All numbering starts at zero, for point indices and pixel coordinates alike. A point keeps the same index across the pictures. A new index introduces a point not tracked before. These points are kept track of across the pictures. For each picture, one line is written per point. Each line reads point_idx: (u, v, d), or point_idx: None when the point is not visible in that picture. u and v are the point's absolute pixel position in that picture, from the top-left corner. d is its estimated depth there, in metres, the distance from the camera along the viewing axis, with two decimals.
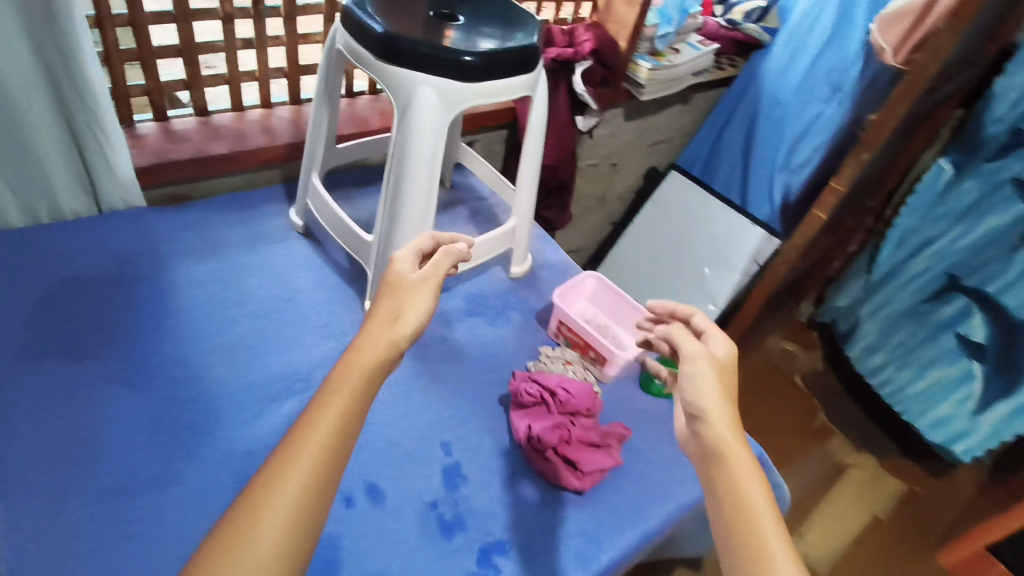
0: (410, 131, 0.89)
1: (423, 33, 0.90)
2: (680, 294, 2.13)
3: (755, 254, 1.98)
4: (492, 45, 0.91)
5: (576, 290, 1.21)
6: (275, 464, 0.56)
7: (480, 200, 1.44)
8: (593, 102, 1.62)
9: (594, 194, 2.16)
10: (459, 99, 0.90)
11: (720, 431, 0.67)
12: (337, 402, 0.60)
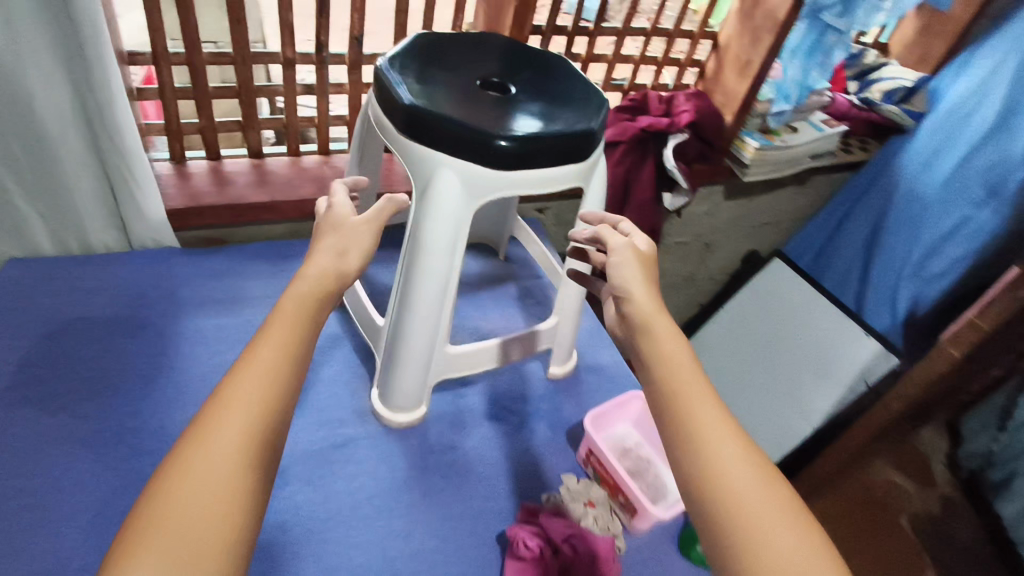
0: (425, 219, 0.76)
1: (458, 106, 0.77)
2: (769, 402, 1.85)
3: (866, 371, 1.66)
4: (536, 127, 0.77)
5: (617, 410, 1.03)
6: (205, 416, 0.53)
7: (533, 279, 1.29)
8: (685, 180, 1.44)
9: (681, 273, 1.93)
10: (490, 187, 0.76)
11: (644, 306, 0.70)
12: (271, 350, 0.58)
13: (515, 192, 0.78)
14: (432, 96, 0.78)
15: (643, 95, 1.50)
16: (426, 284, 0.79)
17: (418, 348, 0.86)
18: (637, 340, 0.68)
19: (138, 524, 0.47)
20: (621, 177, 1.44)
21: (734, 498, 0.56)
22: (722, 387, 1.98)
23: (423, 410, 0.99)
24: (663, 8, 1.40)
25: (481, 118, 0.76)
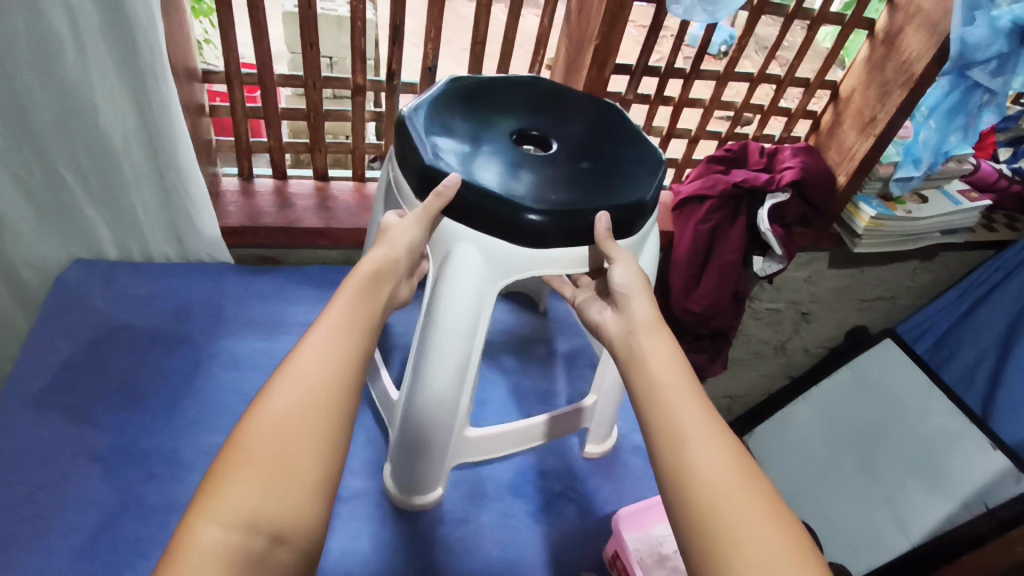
0: (441, 292, 0.73)
1: (488, 169, 0.75)
2: (860, 503, 1.60)
3: (985, 492, 1.40)
4: (576, 198, 0.75)
5: (656, 508, 0.90)
6: (291, 358, 0.54)
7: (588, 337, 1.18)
8: (780, 247, 1.27)
9: (769, 342, 1.72)
10: (513, 265, 0.74)
11: (640, 308, 0.68)
12: (348, 309, 0.59)
13: (540, 271, 0.76)
14: (459, 154, 0.76)
15: (742, 146, 1.34)
16: (447, 357, 0.74)
17: (429, 433, 0.78)
18: (637, 348, 0.65)
19: (234, 450, 0.48)
20: (703, 239, 1.26)
21: (719, 517, 0.51)
22: (806, 476, 1.74)
23: (439, 493, 0.88)
24: (774, 53, 1.25)
25: (515, 185, 0.74)
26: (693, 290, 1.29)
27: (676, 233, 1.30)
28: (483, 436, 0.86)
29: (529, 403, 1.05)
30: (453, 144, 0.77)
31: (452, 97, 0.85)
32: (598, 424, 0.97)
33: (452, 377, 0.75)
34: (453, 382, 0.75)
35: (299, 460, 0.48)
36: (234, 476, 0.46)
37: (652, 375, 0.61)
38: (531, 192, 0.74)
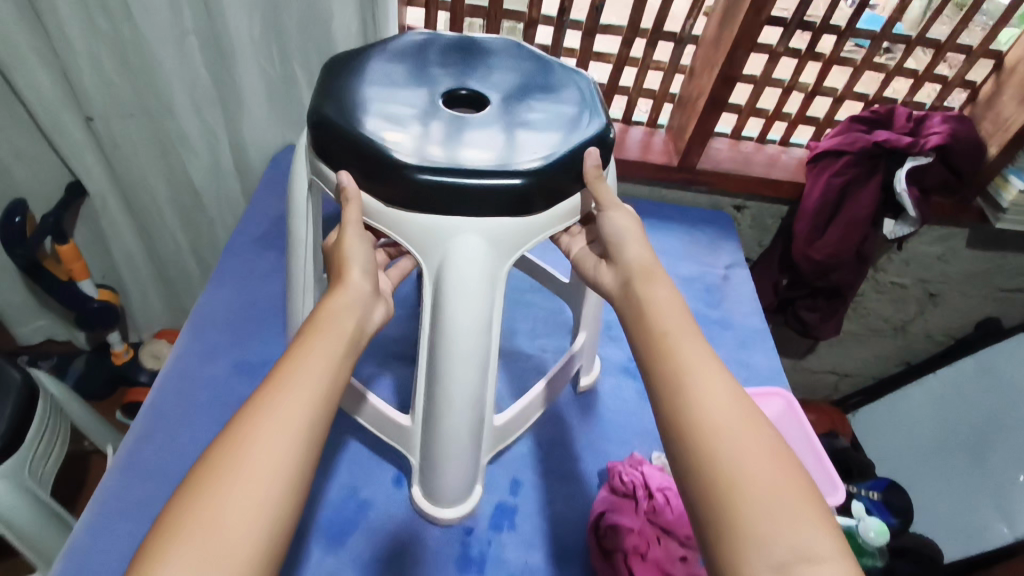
0: (449, 282, 0.74)
1: (449, 150, 0.75)
2: (965, 491, 1.57)
3: None
4: (541, 152, 0.77)
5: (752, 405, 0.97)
6: (247, 421, 0.54)
7: (707, 264, 1.27)
8: (914, 209, 1.28)
9: (890, 320, 1.71)
10: (513, 237, 0.77)
11: (637, 259, 0.73)
12: (311, 366, 0.60)
13: (533, 242, 0.79)
14: (427, 147, 0.75)
15: (890, 109, 1.36)
16: (463, 348, 0.75)
17: (457, 432, 0.79)
18: (640, 296, 0.69)
19: (177, 524, 0.47)
20: (833, 192, 1.31)
21: (710, 436, 0.56)
22: (911, 458, 1.72)
23: (479, 493, 0.88)
24: (934, 17, 1.25)
25: (479, 159, 0.75)
26: (815, 241, 1.34)
27: (808, 185, 1.35)
28: (512, 417, 0.88)
29: None
30: (409, 134, 0.77)
31: (360, 80, 0.84)
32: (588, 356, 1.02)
33: (473, 367, 0.76)
34: (476, 372, 0.77)
35: (239, 530, 0.48)
36: (170, 548, 0.46)
37: (651, 313, 0.67)
38: (517, 153, 0.76)
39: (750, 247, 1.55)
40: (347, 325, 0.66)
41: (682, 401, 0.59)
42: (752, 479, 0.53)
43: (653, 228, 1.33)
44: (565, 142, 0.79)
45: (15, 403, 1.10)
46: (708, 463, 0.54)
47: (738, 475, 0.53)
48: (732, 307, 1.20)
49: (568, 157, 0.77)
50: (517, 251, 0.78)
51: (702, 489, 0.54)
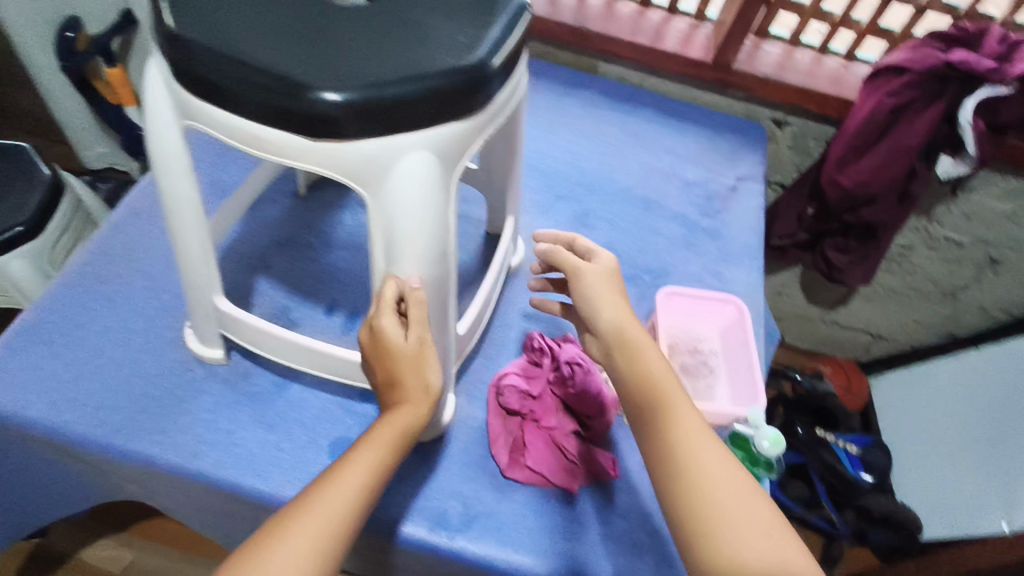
0: (398, 227, 0.53)
1: (352, 55, 0.51)
2: (975, 473, 1.43)
3: None
4: (478, 40, 0.55)
5: (698, 304, 0.92)
6: (264, 544, 0.47)
7: (718, 171, 1.18)
8: (973, 146, 1.12)
9: (938, 282, 1.54)
10: (476, 132, 0.56)
11: (608, 328, 0.65)
12: (337, 493, 0.50)
13: (497, 124, 0.59)
14: (331, 67, 0.50)
15: (982, 27, 1.14)
16: (417, 292, 0.57)
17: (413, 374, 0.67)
18: (614, 344, 0.64)
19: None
20: (883, 114, 1.14)
21: (699, 488, 0.54)
22: (925, 432, 1.57)
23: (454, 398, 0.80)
24: None
25: (410, 58, 0.52)
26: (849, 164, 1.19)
27: (859, 103, 1.18)
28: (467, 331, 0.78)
29: (632, 205, 1.10)
30: (294, 49, 0.51)
31: None
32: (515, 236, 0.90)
33: (431, 302, 0.59)
34: (441, 302, 0.61)
35: None
36: None
37: (644, 361, 0.62)
38: (453, 50, 0.53)
39: (786, 170, 1.40)
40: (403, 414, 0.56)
41: (669, 451, 0.56)
42: (742, 545, 0.50)
43: (672, 128, 1.23)
44: (503, 26, 0.56)
45: (41, 194, 1.21)
46: (694, 530, 0.52)
47: (725, 542, 0.51)
48: (730, 219, 1.11)
49: (507, 37, 0.56)
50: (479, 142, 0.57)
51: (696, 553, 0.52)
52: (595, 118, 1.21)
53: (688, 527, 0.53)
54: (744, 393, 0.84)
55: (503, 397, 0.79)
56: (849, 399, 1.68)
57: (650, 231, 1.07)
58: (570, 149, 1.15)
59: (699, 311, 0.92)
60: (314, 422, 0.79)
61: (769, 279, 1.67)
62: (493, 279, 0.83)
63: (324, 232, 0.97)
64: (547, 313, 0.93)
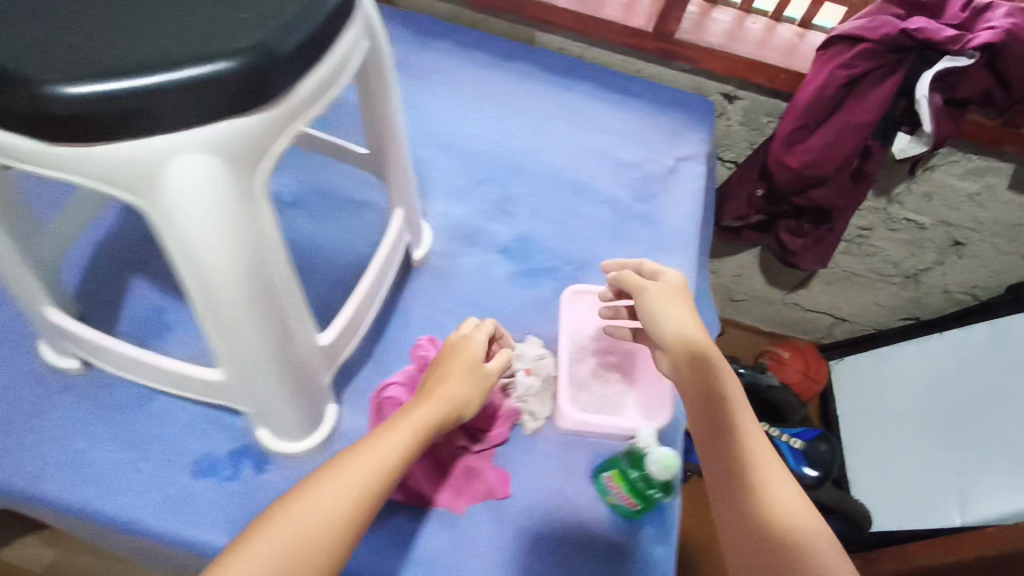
0: (194, 247, 0.46)
1: (113, 55, 0.45)
2: (927, 464, 1.39)
3: None
4: (271, 20, 0.48)
5: None
6: (305, 489, 0.52)
7: (655, 152, 1.07)
8: (931, 124, 1.01)
9: (899, 265, 1.47)
10: (275, 128, 0.49)
11: (694, 347, 0.67)
12: (373, 452, 0.56)
13: (308, 116, 0.53)
14: (80, 60, 0.44)
15: None
16: (230, 307, 0.52)
17: (263, 386, 0.62)
18: (691, 360, 0.66)
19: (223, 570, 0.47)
20: (835, 91, 1.03)
21: (764, 489, 0.57)
22: (879, 419, 1.53)
23: (334, 410, 0.77)
24: None
25: (180, 45, 0.45)
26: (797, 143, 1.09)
27: (810, 77, 1.06)
28: (337, 335, 0.69)
29: (559, 188, 1.00)
30: (45, 42, 0.45)
31: None
32: (413, 229, 0.84)
33: (255, 319, 0.54)
34: (270, 319, 0.55)
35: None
36: None
37: (721, 380, 0.64)
38: (235, 34, 0.47)
39: (738, 147, 1.30)
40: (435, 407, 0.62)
41: (732, 455, 0.60)
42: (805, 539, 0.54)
43: (610, 102, 1.11)
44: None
45: None
46: (760, 526, 0.55)
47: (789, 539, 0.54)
48: (667, 203, 1.02)
49: (309, 23, 0.50)
50: (286, 139, 0.51)
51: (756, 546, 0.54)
52: (525, 90, 1.10)
53: (753, 523, 0.55)
54: (656, 408, 0.79)
55: (382, 409, 0.73)
56: (801, 385, 1.60)
57: (574, 217, 0.98)
58: (495, 128, 1.04)
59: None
60: (178, 441, 0.73)
61: (727, 261, 1.59)
62: (371, 282, 0.74)
63: None
64: (452, 311, 0.87)
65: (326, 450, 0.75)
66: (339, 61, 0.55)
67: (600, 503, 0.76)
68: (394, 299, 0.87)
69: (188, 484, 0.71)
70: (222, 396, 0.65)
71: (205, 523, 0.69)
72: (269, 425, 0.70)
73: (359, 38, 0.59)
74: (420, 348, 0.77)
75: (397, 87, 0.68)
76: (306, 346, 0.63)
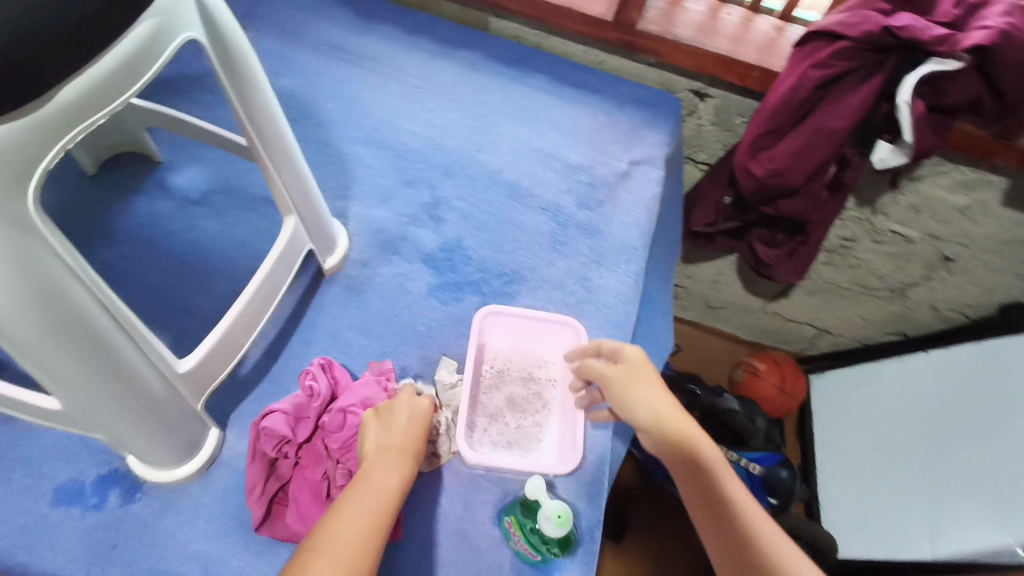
0: None
1: None
2: (905, 493, 1.24)
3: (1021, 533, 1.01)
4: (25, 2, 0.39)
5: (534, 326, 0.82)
6: (322, 532, 0.51)
7: (608, 154, 0.98)
8: (911, 133, 0.89)
9: (885, 279, 1.35)
10: (42, 136, 0.41)
11: (675, 425, 0.62)
12: (353, 507, 0.53)
13: (99, 113, 0.45)
14: None
15: None
16: (19, 347, 0.44)
17: (99, 420, 0.55)
18: (674, 436, 0.61)
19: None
20: (809, 92, 0.90)
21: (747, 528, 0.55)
22: (862, 442, 1.39)
23: (218, 433, 0.71)
24: None
25: None
26: (765, 150, 0.98)
27: (782, 77, 0.94)
28: (206, 358, 0.63)
29: (495, 193, 0.93)
30: None
31: None
32: (319, 238, 0.78)
33: (64, 346, 0.46)
34: (84, 344, 0.48)
35: None
36: None
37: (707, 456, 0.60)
38: None
39: (711, 148, 1.17)
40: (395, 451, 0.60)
41: (712, 497, 0.58)
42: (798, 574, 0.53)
43: (561, 97, 1.02)
44: None
45: None
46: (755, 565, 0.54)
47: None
48: (615, 212, 0.94)
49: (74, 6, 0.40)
50: (64, 141, 0.43)
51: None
52: (471, 84, 1.02)
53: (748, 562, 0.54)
54: (568, 446, 0.75)
55: (259, 442, 0.68)
56: (776, 401, 1.48)
57: (507, 226, 0.91)
58: (430, 124, 0.98)
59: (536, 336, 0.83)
60: (45, 464, 0.68)
61: (702, 266, 1.47)
62: (251, 302, 0.67)
63: (106, 220, 0.83)
64: (361, 327, 0.81)
65: (204, 478, 0.70)
66: (142, 45, 0.46)
67: (505, 547, 0.69)
68: (298, 312, 0.81)
69: (44, 512, 0.65)
70: (68, 424, 0.58)
71: (56, 555, 0.63)
72: (134, 454, 0.63)
73: (183, 18, 0.49)
74: (309, 376, 0.71)
75: (277, 105, 0.60)
76: (147, 374, 0.56)
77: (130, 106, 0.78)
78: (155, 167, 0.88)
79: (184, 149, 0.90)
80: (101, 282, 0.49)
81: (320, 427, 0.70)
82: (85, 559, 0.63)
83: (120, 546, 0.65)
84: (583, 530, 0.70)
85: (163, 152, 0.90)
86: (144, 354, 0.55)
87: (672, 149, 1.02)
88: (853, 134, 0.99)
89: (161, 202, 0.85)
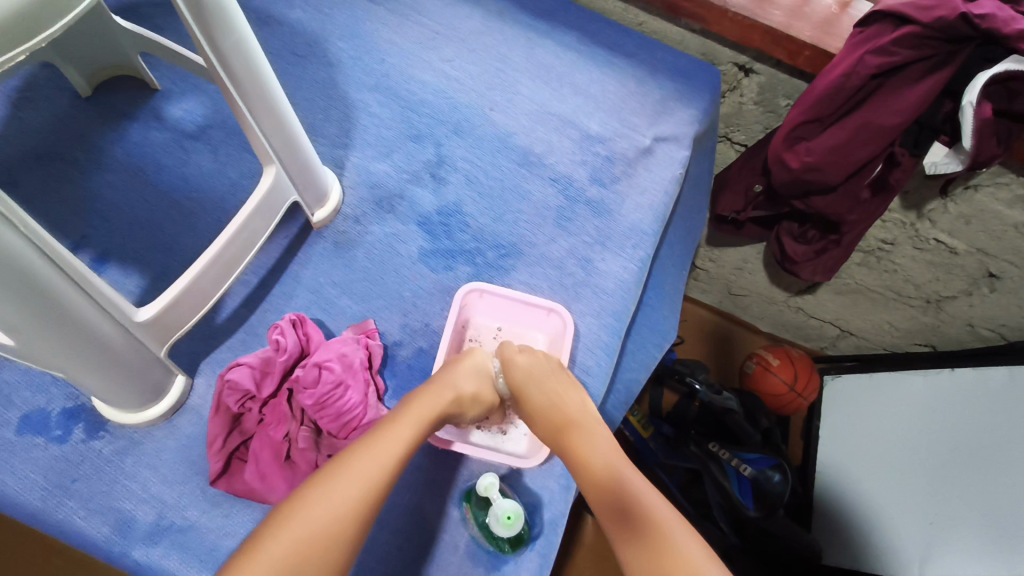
0: None
1: None
2: (900, 510, 1.13)
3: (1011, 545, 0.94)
4: None
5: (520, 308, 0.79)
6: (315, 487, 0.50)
7: (632, 127, 0.91)
8: (970, 139, 0.78)
9: (920, 289, 1.24)
10: None
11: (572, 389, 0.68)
12: (391, 434, 0.56)
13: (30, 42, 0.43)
14: None
15: None
16: None
17: (46, 361, 0.54)
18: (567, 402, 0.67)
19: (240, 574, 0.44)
20: (864, 80, 0.79)
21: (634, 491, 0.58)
22: (865, 453, 1.26)
23: (186, 380, 0.70)
24: None
25: None
26: (803, 139, 0.89)
27: (833, 60, 0.82)
28: (169, 308, 0.61)
29: (504, 157, 0.87)
30: None
31: None
32: (306, 187, 0.74)
33: None
34: (20, 284, 0.45)
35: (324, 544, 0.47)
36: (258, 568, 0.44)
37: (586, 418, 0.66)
38: None
39: (751, 129, 1.06)
40: (443, 395, 0.62)
41: (606, 483, 0.59)
42: (676, 537, 0.54)
43: (589, 59, 0.94)
44: None
45: None
46: (638, 534, 0.55)
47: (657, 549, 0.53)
48: (628, 191, 0.87)
49: None
50: None
51: (634, 546, 0.54)
52: (494, 34, 0.94)
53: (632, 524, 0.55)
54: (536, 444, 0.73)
55: (223, 395, 0.67)
56: (784, 398, 1.36)
57: (510, 193, 0.86)
58: (445, 75, 0.91)
59: (523, 315, 0.80)
60: (18, 391, 0.69)
61: (726, 252, 1.39)
62: (217, 250, 0.64)
63: (100, 148, 0.81)
64: (345, 286, 0.78)
65: (169, 423, 0.69)
66: None
67: (463, 529, 0.67)
68: (281, 264, 0.79)
69: (9, 440, 0.66)
70: (21, 358, 0.56)
71: (14, 483, 0.64)
72: (94, 394, 0.61)
73: None
74: (278, 331, 0.69)
75: (257, 45, 0.56)
76: (94, 320, 0.54)
77: (125, 29, 0.74)
78: (152, 95, 0.85)
79: (185, 79, 0.87)
80: (38, 227, 0.46)
81: (286, 384, 0.68)
82: (45, 488, 0.64)
83: (78, 480, 0.65)
84: (544, 523, 0.68)
85: (161, 80, 0.87)
86: (88, 296, 0.53)
87: (704, 127, 0.93)
88: (908, 134, 0.87)
89: (154, 132, 0.83)
